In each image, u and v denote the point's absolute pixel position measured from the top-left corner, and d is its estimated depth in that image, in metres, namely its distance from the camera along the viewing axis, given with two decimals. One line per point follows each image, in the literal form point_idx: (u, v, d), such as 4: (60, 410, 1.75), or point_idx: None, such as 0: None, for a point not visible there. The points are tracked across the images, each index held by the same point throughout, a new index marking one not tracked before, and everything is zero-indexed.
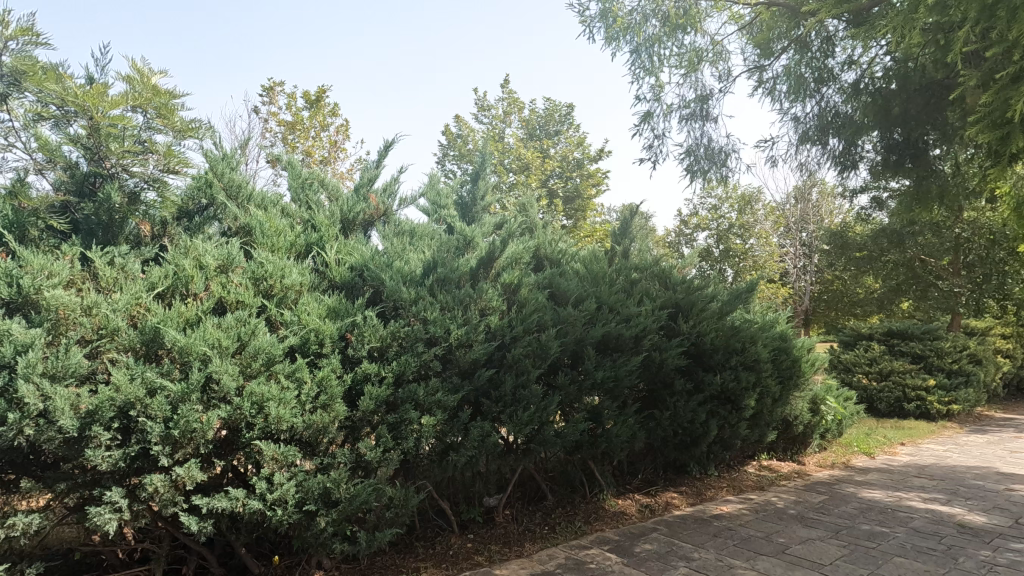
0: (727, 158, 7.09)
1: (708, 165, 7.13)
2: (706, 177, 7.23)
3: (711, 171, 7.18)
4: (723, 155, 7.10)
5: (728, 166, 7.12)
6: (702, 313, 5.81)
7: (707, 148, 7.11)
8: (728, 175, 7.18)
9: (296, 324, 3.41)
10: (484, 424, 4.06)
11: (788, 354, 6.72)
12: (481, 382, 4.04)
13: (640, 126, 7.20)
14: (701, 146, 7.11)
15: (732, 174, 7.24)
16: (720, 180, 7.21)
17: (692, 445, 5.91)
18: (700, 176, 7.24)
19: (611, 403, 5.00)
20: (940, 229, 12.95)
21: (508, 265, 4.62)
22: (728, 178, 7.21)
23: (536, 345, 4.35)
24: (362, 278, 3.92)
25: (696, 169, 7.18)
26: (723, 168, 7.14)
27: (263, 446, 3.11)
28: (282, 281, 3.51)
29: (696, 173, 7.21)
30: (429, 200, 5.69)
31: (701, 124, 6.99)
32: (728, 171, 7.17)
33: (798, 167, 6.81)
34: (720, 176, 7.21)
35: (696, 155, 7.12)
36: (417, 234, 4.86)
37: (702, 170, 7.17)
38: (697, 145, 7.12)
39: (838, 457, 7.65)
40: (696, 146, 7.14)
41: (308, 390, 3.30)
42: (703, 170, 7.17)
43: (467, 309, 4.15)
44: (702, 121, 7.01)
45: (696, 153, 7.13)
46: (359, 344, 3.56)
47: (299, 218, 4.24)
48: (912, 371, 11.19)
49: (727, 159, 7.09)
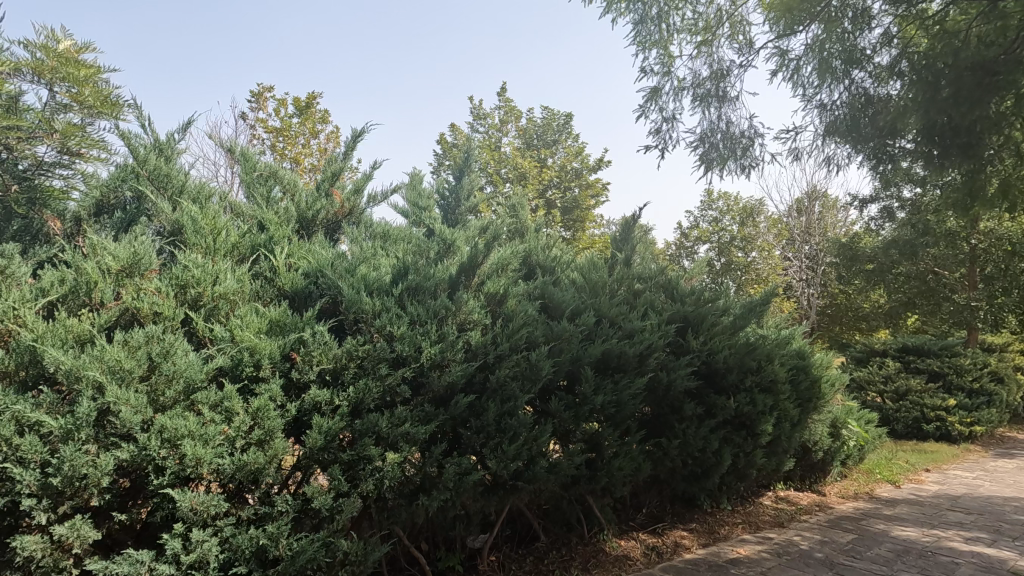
0: (746, 148, 6.52)
1: (725, 156, 6.56)
2: (723, 166, 6.63)
3: (729, 161, 6.60)
4: (742, 147, 6.53)
5: (747, 157, 6.56)
6: (713, 328, 5.20)
7: (723, 136, 6.54)
8: (745, 169, 6.62)
9: (227, 341, 2.79)
10: (462, 461, 3.42)
11: (806, 375, 6.09)
12: (460, 410, 3.40)
13: (643, 109, 6.63)
14: (718, 130, 6.53)
15: (751, 166, 6.68)
16: (739, 172, 6.63)
17: (703, 476, 5.25)
18: (715, 169, 6.69)
19: (613, 431, 4.36)
20: (955, 239, 12.28)
21: (494, 273, 4.02)
22: (747, 170, 6.64)
23: (526, 366, 3.73)
24: (317, 286, 3.30)
25: (711, 157, 6.62)
26: (744, 160, 6.58)
27: (176, 496, 2.48)
28: (215, 287, 2.89)
29: (711, 166, 6.66)
30: (408, 200, 5.10)
31: (716, 105, 6.44)
32: (748, 163, 6.62)
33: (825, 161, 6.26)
34: (738, 167, 6.64)
35: (710, 146, 6.55)
36: (390, 238, 4.25)
37: (717, 161, 6.61)
38: (714, 129, 6.54)
39: (861, 487, 6.97)
40: (712, 132, 6.57)
41: (239, 423, 2.67)
42: (718, 160, 6.60)
43: (443, 323, 3.53)
44: (718, 103, 6.47)
45: (711, 139, 6.56)
46: (307, 366, 2.92)
47: (248, 215, 3.63)
48: (930, 390, 10.53)
49: (749, 149, 6.52)
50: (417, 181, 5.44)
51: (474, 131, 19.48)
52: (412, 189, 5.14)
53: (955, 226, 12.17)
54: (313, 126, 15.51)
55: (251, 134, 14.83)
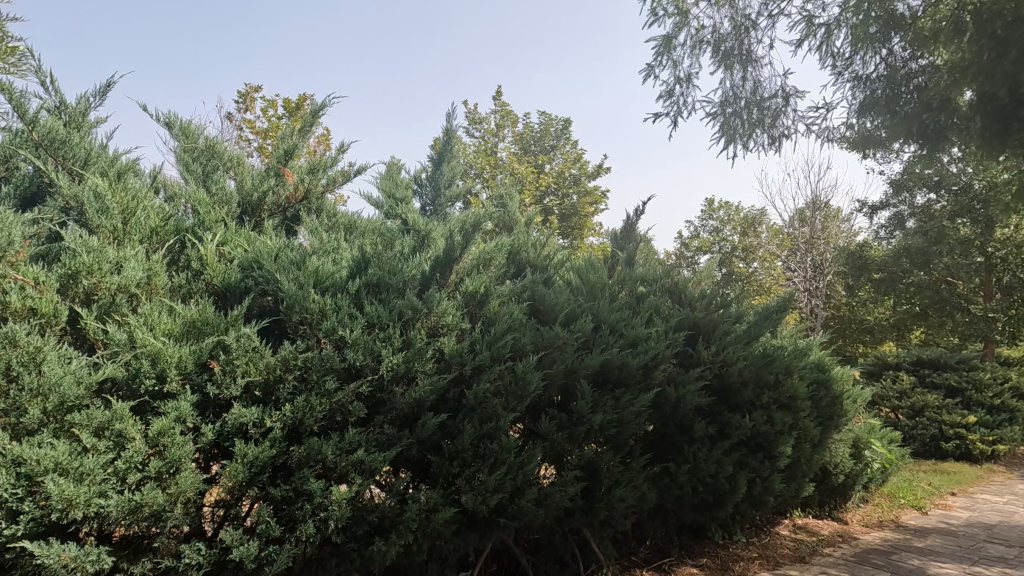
0: (774, 115, 5.99)
1: (752, 125, 6.02)
2: (750, 131, 6.07)
3: (756, 130, 6.05)
4: (770, 117, 6.01)
5: (776, 126, 6.04)
6: (726, 337, 4.61)
7: (750, 100, 5.99)
8: (776, 142, 6.07)
9: (125, 346, 2.20)
10: (430, 495, 2.80)
11: (827, 390, 5.50)
12: (428, 433, 2.79)
13: (651, 68, 6.09)
14: (742, 93, 5.98)
15: (783, 135, 6.11)
16: (769, 143, 6.09)
17: (715, 505, 4.61)
18: (740, 141, 6.14)
19: (614, 456, 3.74)
20: (969, 248, 11.77)
21: (474, 269, 3.43)
22: (777, 142, 6.10)
23: (511, 380, 3.12)
24: (252, 279, 2.69)
25: (736, 127, 6.07)
26: (774, 130, 6.05)
27: (36, 550, 1.89)
28: (114, 277, 2.31)
29: (736, 136, 6.10)
30: (383, 191, 4.55)
31: (739, 65, 5.95)
32: (778, 134, 6.09)
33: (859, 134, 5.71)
34: (769, 140, 6.09)
35: (732, 114, 6.01)
36: (356, 228, 3.68)
37: (741, 130, 6.07)
38: (737, 94, 5.99)
39: (886, 514, 6.34)
40: (735, 97, 6.03)
41: (133, 453, 2.07)
42: (742, 130, 6.06)
43: (409, 328, 2.93)
44: (741, 64, 5.98)
45: (735, 106, 6.01)
46: (228, 379, 2.31)
47: (179, 196, 3.05)
48: (948, 405, 9.90)
49: (780, 118, 5.99)
50: (394, 168, 4.88)
51: (469, 135, 18.92)
52: (387, 179, 4.58)
53: (970, 234, 11.69)
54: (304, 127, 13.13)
55: (237, 134, 14.25)
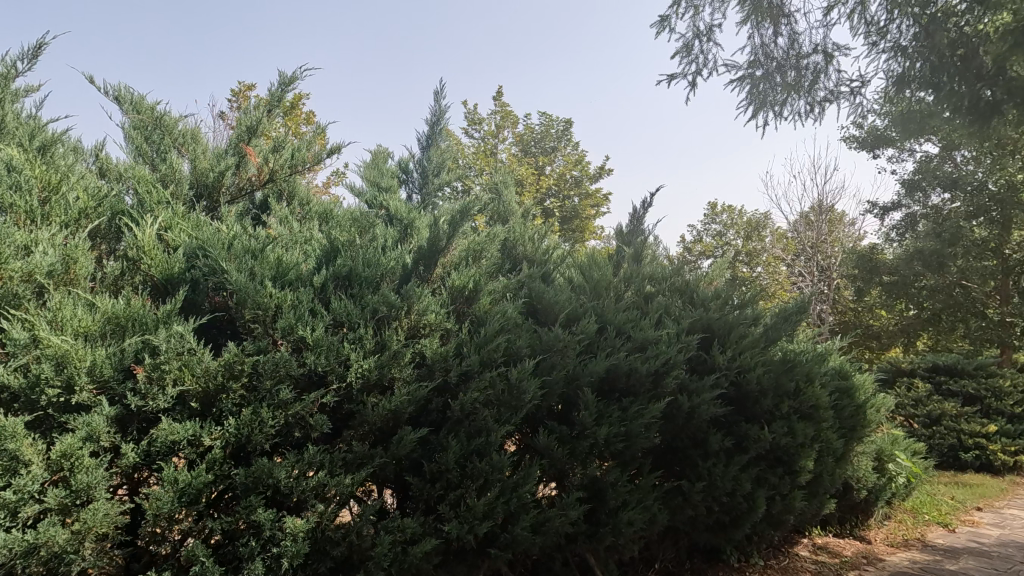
0: (814, 76, 5.49)
1: (785, 88, 5.58)
2: (785, 93, 5.60)
3: (790, 94, 5.60)
4: (807, 80, 5.52)
5: (815, 90, 5.53)
6: (743, 340, 4.21)
7: (783, 61, 5.52)
8: (815, 108, 5.62)
9: (27, 348, 1.79)
10: (407, 523, 2.38)
11: (851, 400, 5.07)
12: (405, 451, 2.37)
13: (668, 19, 5.68)
14: (774, 52, 5.52)
15: (822, 103, 5.60)
16: (806, 110, 5.63)
17: (731, 525, 4.17)
18: (772, 107, 5.74)
19: (622, 473, 3.31)
20: (985, 250, 11.37)
21: (463, 262, 3.03)
22: (813, 109, 5.63)
23: (504, 388, 2.70)
24: (197, 269, 2.29)
25: (766, 90, 5.65)
26: (812, 95, 5.57)
27: None
28: (16, 263, 1.90)
29: (768, 102, 5.69)
30: (367, 180, 4.17)
31: (768, 22, 5.63)
32: (819, 98, 5.61)
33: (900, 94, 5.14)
34: (806, 107, 5.64)
35: (762, 77, 5.59)
36: (330, 217, 3.28)
37: (772, 94, 5.65)
38: (768, 54, 5.53)
39: (911, 532, 5.90)
40: (765, 57, 5.59)
41: (28, 479, 1.68)
42: (773, 94, 5.63)
43: (384, 327, 2.52)
44: (771, 20, 5.63)
45: (765, 66, 5.57)
46: (155, 388, 1.89)
47: (119, 175, 2.64)
48: (967, 414, 9.43)
49: (819, 81, 5.49)
50: (379, 155, 4.48)
51: (468, 135, 18.57)
52: (371, 168, 4.22)
53: (987, 235, 11.29)
54: (297, 126, 12.70)
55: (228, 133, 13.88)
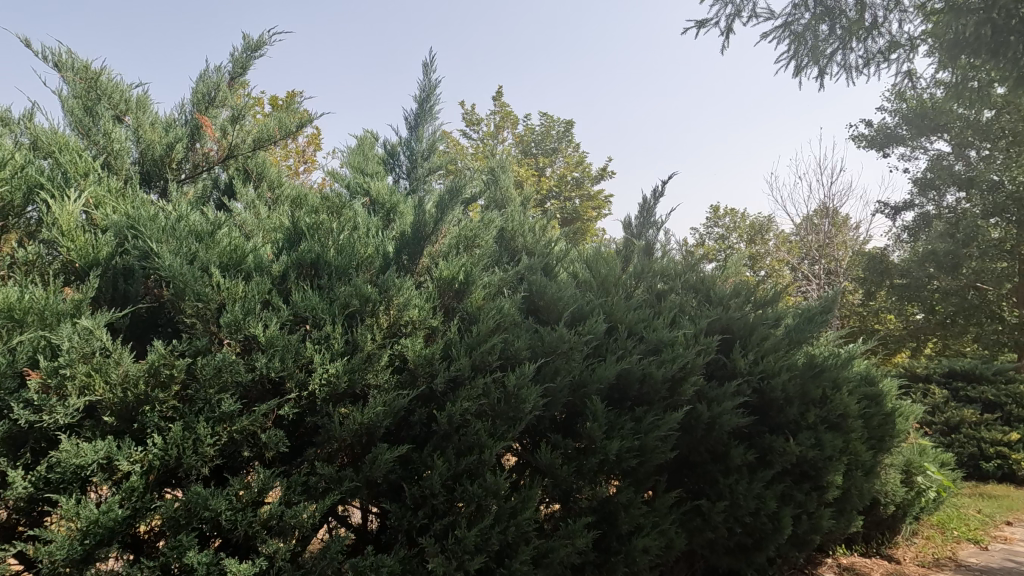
0: (873, 23, 5.07)
1: (840, 38, 5.19)
2: (842, 43, 5.23)
3: (847, 44, 5.23)
4: (865, 27, 5.09)
5: (874, 40, 5.17)
6: (766, 343, 3.81)
7: (835, 6, 5.01)
8: (873, 60, 5.25)
9: None
10: (381, 561, 1.96)
11: (880, 407, 4.65)
12: (380, 473, 1.95)
13: None
14: None
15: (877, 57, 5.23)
16: (863, 61, 5.27)
17: (753, 548, 3.73)
18: (825, 59, 5.37)
19: (635, 493, 2.88)
20: (1001, 251, 10.98)
21: (453, 251, 2.65)
22: (869, 60, 5.26)
23: (500, 398, 2.29)
24: (130, 253, 1.91)
25: (819, 41, 5.25)
26: (870, 45, 5.19)
27: None
28: None
29: (821, 52, 5.32)
30: (350, 165, 3.79)
31: None
32: (877, 48, 5.22)
33: (953, 58, 4.52)
34: (863, 59, 5.26)
35: (813, 25, 5.13)
36: (301, 201, 2.89)
37: (827, 43, 5.26)
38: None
39: (941, 550, 5.47)
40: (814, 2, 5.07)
41: None
42: (830, 44, 5.25)
43: (357, 325, 2.12)
44: None
45: (815, 12, 5.07)
46: (55, 399, 1.50)
47: (46, 144, 2.26)
48: (987, 421, 8.97)
49: (878, 28, 5.08)
50: (366, 140, 4.11)
51: (468, 136, 18.24)
52: (356, 152, 3.85)
53: (1003, 236, 10.92)
54: None
55: None
